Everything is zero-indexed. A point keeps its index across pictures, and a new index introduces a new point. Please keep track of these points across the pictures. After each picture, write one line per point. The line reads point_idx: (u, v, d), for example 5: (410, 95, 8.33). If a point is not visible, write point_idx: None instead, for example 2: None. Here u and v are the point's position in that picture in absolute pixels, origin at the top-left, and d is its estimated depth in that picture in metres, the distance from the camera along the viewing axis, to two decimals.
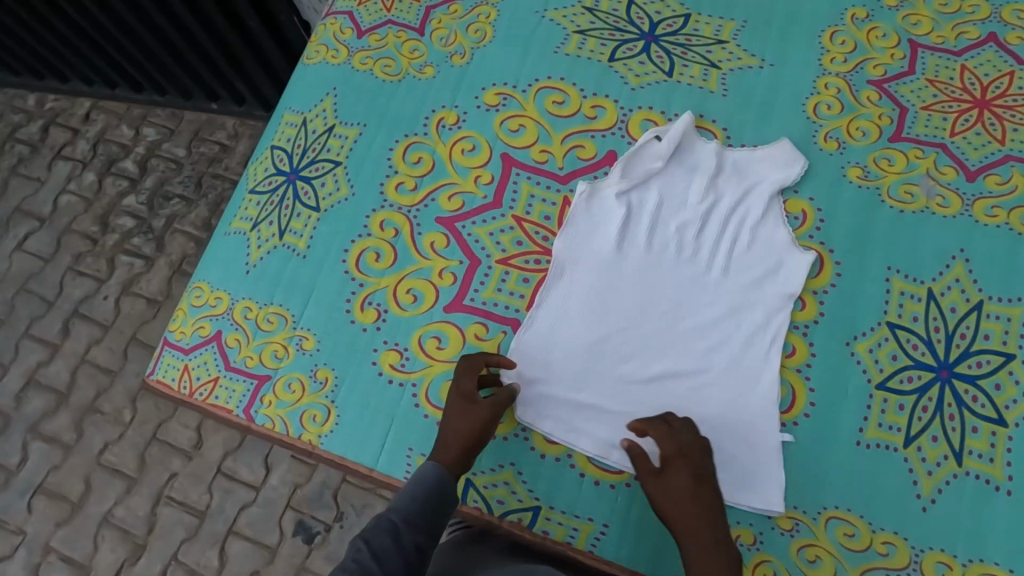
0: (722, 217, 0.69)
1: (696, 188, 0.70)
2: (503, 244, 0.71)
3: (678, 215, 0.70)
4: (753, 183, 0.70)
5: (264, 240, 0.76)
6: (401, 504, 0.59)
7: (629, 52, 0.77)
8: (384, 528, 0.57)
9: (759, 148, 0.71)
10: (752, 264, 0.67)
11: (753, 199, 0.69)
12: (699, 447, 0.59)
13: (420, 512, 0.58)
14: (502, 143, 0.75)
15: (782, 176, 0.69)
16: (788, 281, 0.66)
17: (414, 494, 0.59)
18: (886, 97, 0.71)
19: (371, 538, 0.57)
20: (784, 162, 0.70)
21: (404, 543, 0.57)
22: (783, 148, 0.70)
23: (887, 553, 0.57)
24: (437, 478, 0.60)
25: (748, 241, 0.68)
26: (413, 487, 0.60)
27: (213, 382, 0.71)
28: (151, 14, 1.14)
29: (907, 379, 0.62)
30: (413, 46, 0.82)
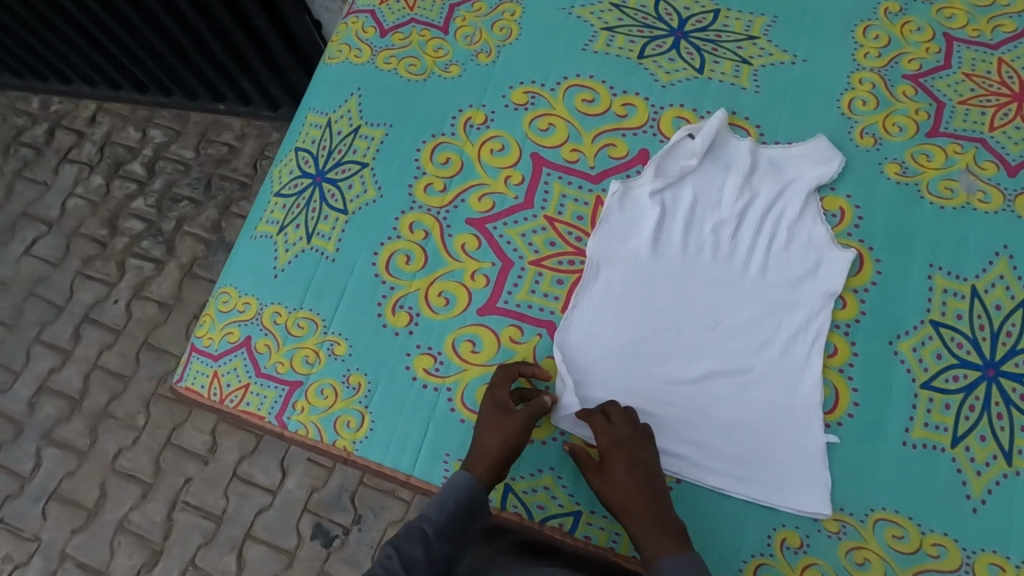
0: (758, 215, 0.68)
1: (731, 186, 0.69)
2: (536, 245, 0.70)
3: (714, 214, 0.69)
4: (789, 180, 0.69)
5: (292, 244, 0.75)
6: (433, 514, 0.58)
7: (658, 49, 0.76)
8: (416, 537, 0.56)
9: (795, 145, 0.70)
10: (791, 263, 0.66)
11: (790, 196, 0.68)
12: (632, 434, 0.60)
13: (452, 522, 0.58)
14: (532, 142, 0.74)
15: (819, 173, 0.68)
16: (828, 279, 0.65)
17: (446, 503, 0.59)
18: (923, 91, 0.70)
19: (401, 545, 0.55)
20: (821, 159, 0.69)
21: (434, 554, 0.56)
22: (819, 145, 0.69)
23: (938, 555, 0.57)
24: (469, 488, 0.59)
25: (786, 240, 0.67)
26: (444, 496, 0.59)
27: (244, 389, 0.70)
28: (154, 11, 1.12)
29: (952, 378, 0.61)
30: (438, 45, 0.81)
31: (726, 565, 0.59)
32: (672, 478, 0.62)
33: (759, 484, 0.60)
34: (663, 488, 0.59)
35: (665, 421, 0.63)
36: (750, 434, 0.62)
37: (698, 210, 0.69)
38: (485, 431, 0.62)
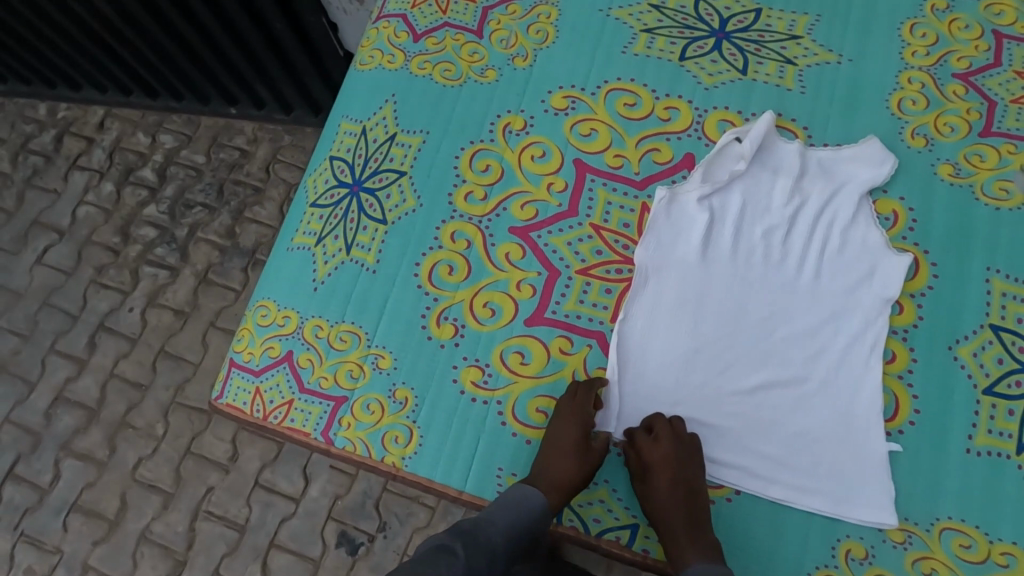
0: (811, 220, 0.67)
1: (782, 190, 0.68)
2: (582, 254, 0.69)
3: (764, 220, 0.68)
4: (841, 184, 0.67)
5: (331, 256, 0.74)
6: (500, 525, 0.58)
7: (700, 50, 0.75)
8: (483, 544, 0.56)
9: (847, 147, 0.69)
10: (845, 268, 0.65)
11: (842, 199, 0.67)
12: (671, 452, 0.59)
13: (516, 537, 0.58)
14: (574, 148, 0.73)
15: (871, 176, 0.67)
16: (885, 284, 0.64)
17: (514, 520, 0.59)
18: (973, 90, 0.69)
19: (469, 546, 0.55)
20: (874, 160, 0.67)
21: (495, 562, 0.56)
22: (871, 146, 0.68)
23: (1007, 564, 0.56)
24: (541, 512, 0.60)
25: (839, 245, 0.66)
26: (514, 514, 0.59)
27: (287, 405, 0.69)
28: (166, 12, 1.10)
29: (1015, 383, 0.60)
30: (473, 49, 0.79)
31: None
32: (730, 490, 0.61)
33: (822, 495, 0.59)
34: (702, 501, 0.60)
35: (722, 433, 0.62)
36: (811, 444, 0.61)
37: (748, 214, 0.68)
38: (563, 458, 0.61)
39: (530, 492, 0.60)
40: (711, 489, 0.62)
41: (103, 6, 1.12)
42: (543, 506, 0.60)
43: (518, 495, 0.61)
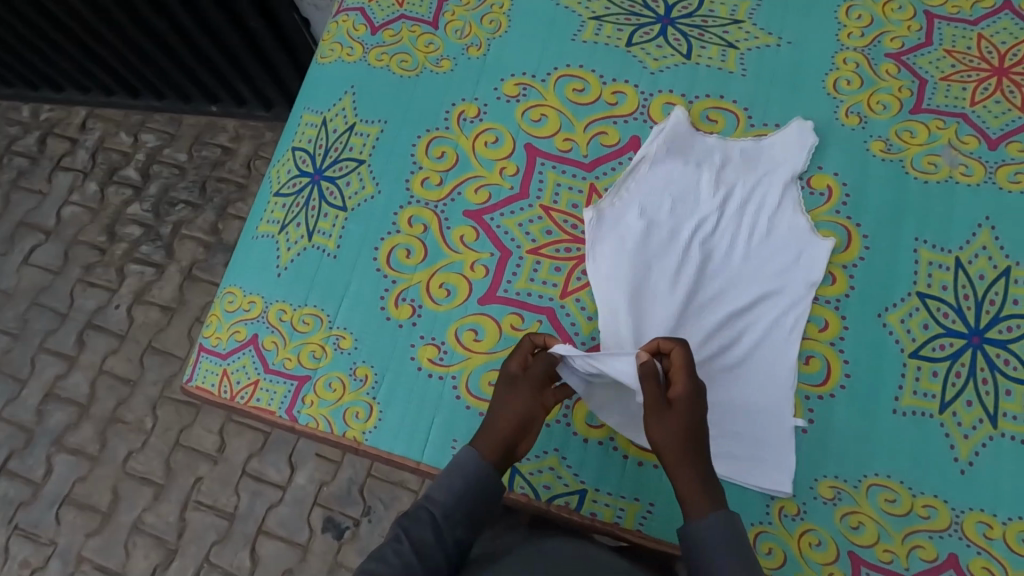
0: (740, 207, 0.69)
1: (707, 182, 0.70)
2: (533, 234, 0.72)
3: (696, 212, 0.69)
4: (765, 172, 0.70)
5: (293, 242, 0.77)
6: (440, 497, 0.56)
7: (646, 37, 0.78)
8: (425, 522, 0.54)
9: (772, 134, 0.72)
10: (774, 252, 0.68)
11: (767, 186, 0.70)
12: (694, 390, 0.54)
13: (460, 506, 0.56)
14: (525, 133, 0.76)
15: (796, 161, 0.70)
16: (812, 267, 0.66)
17: (454, 487, 0.56)
18: (905, 69, 0.72)
19: (411, 528, 0.54)
20: (795, 148, 0.70)
21: (446, 539, 0.55)
22: (788, 135, 0.71)
23: (929, 516, 0.59)
24: (481, 470, 0.57)
25: (767, 230, 0.68)
26: (452, 480, 0.57)
27: (253, 385, 0.72)
28: (145, 14, 1.13)
29: (939, 346, 0.63)
30: (429, 41, 0.82)
31: None
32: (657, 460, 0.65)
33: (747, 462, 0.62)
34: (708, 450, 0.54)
35: None
36: (744, 415, 0.63)
37: (679, 200, 0.70)
38: (502, 409, 0.59)
39: (468, 453, 0.58)
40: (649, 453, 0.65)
41: (83, 11, 1.15)
42: (482, 464, 0.57)
43: (458, 459, 0.58)
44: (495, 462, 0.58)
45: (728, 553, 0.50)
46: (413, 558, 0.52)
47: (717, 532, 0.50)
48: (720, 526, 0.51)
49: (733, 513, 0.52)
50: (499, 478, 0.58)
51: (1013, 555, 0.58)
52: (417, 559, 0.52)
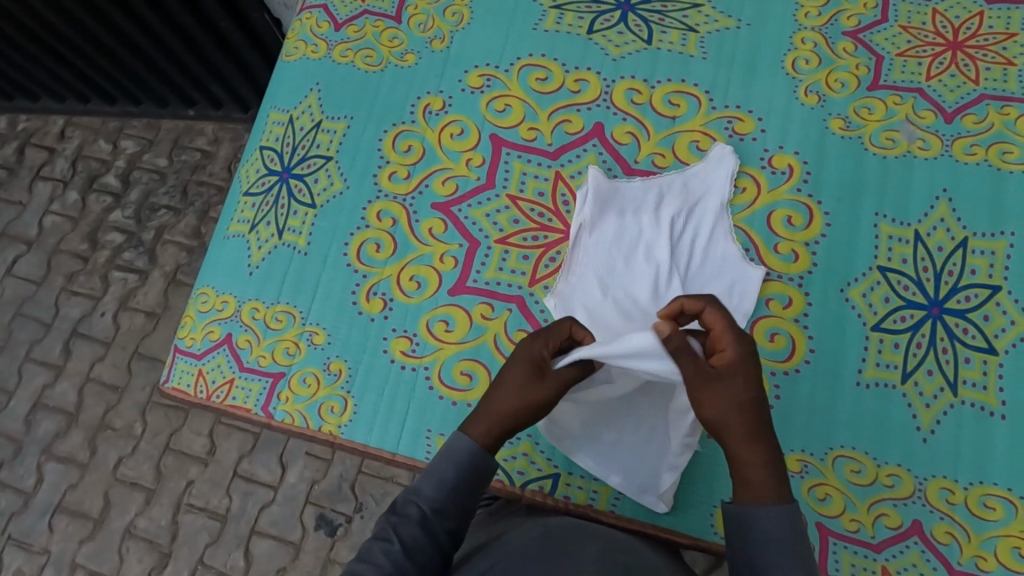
0: (678, 240, 0.68)
1: (648, 225, 0.69)
2: (500, 224, 0.73)
3: (646, 255, 0.67)
4: (696, 202, 0.69)
5: (264, 241, 0.77)
6: (428, 491, 0.55)
7: (606, 24, 0.78)
8: (414, 519, 0.54)
9: (694, 164, 0.71)
10: (708, 282, 0.66)
11: (700, 216, 0.69)
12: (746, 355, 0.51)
13: (451, 498, 0.55)
14: (490, 124, 0.76)
15: (722, 190, 0.69)
16: (742, 298, 0.66)
17: (444, 477, 0.56)
18: (862, 46, 0.73)
19: (400, 525, 0.54)
20: (724, 173, 0.70)
21: (436, 530, 0.54)
22: (709, 163, 0.70)
23: (893, 485, 0.61)
24: (471, 455, 0.56)
25: (701, 260, 0.67)
26: (442, 470, 0.56)
27: (229, 384, 0.73)
28: (111, 15, 1.10)
29: (900, 318, 0.64)
30: (392, 35, 0.82)
31: (698, 512, 0.63)
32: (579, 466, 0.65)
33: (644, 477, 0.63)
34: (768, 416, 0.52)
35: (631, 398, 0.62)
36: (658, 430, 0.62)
37: (620, 245, 0.69)
38: (505, 393, 0.56)
39: (460, 438, 0.57)
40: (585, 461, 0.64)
41: (45, 11, 1.12)
42: (473, 448, 0.56)
43: (449, 443, 0.57)
44: (489, 444, 0.57)
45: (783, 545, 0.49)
46: (402, 559, 0.52)
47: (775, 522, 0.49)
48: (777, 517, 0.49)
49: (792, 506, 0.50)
50: (494, 457, 0.58)
51: (975, 518, 0.59)
52: (407, 559, 0.52)
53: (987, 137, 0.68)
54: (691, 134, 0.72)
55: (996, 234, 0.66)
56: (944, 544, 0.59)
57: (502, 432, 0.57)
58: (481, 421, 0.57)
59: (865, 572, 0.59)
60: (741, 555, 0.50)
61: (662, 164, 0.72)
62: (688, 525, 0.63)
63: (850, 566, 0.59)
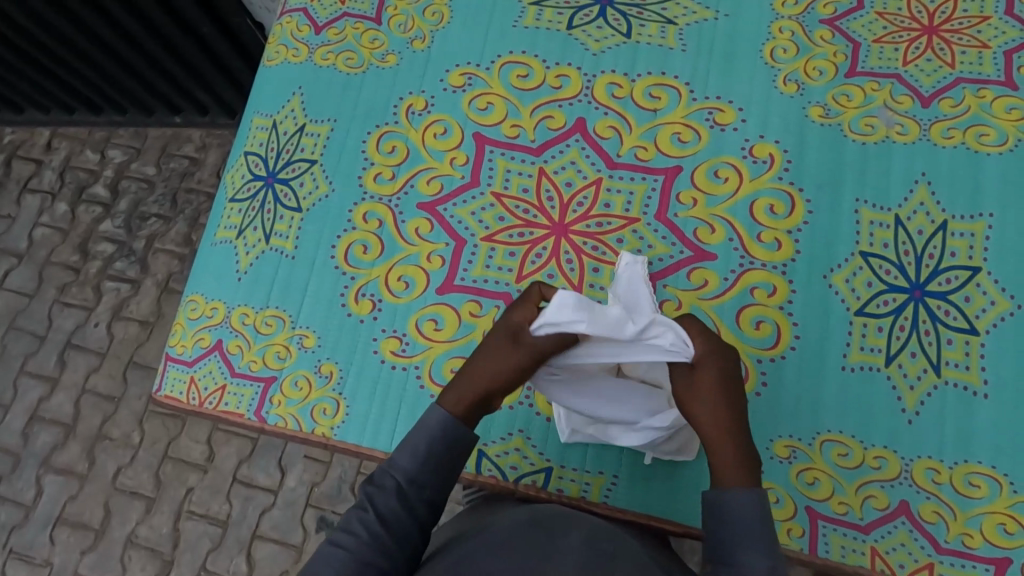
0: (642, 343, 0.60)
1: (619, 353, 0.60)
2: (486, 222, 0.73)
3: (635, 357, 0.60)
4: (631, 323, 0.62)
5: (252, 246, 0.77)
6: (402, 462, 0.56)
7: (586, 18, 0.78)
8: (390, 490, 0.55)
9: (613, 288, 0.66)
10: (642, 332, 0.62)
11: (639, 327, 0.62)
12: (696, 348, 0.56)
13: (426, 469, 0.56)
14: (472, 123, 0.77)
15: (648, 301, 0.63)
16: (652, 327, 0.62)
17: (418, 449, 0.56)
18: (839, 34, 0.73)
19: (376, 497, 0.54)
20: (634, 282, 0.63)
21: (414, 502, 0.55)
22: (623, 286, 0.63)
23: (880, 467, 0.61)
24: (444, 425, 0.57)
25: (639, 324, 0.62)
26: (417, 441, 0.57)
27: (221, 390, 0.73)
28: (89, 21, 1.08)
29: (883, 302, 0.65)
30: (373, 36, 0.83)
31: (687, 500, 0.64)
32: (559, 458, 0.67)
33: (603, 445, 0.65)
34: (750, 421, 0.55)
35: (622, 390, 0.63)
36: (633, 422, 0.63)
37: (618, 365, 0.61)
38: (483, 363, 0.59)
39: (431, 408, 0.58)
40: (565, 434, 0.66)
41: (14, 15, 1.08)
42: (445, 418, 0.57)
43: (425, 415, 0.59)
44: (463, 413, 0.58)
45: (762, 537, 0.49)
46: (379, 529, 0.53)
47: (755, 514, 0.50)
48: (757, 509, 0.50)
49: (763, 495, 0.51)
50: (469, 427, 0.58)
51: (960, 497, 0.60)
52: (383, 531, 0.53)
53: (963, 120, 0.69)
54: (672, 126, 0.73)
55: (975, 215, 0.66)
56: (930, 523, 0.60)
57: (480, 404, 0.59)
58: (455, 391, 0.59)
59: (854, 554, 0.60)
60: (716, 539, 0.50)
61: (645, 157, 0.72)
62: (679, 513, 0.64)
63: (840, 548, 0.60)
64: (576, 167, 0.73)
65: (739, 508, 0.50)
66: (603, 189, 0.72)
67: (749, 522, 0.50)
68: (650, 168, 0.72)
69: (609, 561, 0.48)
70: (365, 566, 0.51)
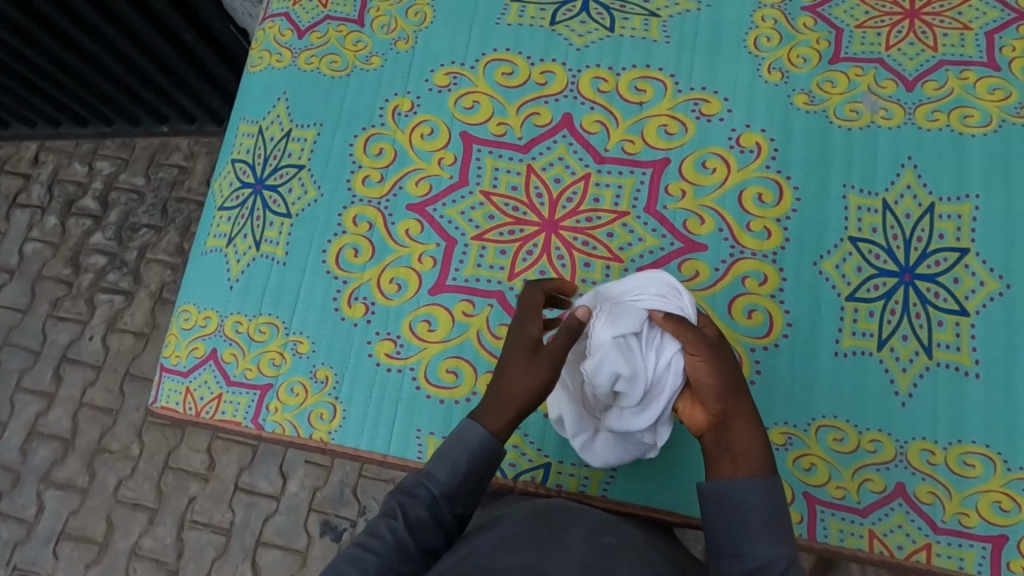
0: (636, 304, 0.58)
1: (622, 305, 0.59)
2: (476, 221, 0.73)
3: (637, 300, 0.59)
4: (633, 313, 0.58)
5: (242, 254, 0.77)
6: (440, 475, 0.55)
7: (569, 14, 0.78)
8: (423, 499, 0.54)
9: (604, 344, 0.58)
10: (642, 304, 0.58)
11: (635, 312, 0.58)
12: (693, 336, 0.54)
13: (461, 483, 0.55)
14: (459, 122, 0.76)
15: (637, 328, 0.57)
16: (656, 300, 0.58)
17: (456, 463, 0.55)
18: (822, 21, 0.73)
19: (407, 505, 0.54)
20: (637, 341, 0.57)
21: (444, 515, 0.54)
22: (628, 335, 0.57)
23: (875, 450, 0.62)
24: (484, 443, 0.56)
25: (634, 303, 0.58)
26: (454, 455, 0.56)
27: (217, 399, 0.73)
28: (72, 34, 1.08)
29: (873, 287, 0.65)
30: (356, 39, 0.82)
31: (688, 490, 0.64)
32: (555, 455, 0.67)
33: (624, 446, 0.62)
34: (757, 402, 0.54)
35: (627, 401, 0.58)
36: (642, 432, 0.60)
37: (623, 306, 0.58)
38: (514, 377, 0.57)
39: (472, 423, 0.57)
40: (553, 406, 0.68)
41: None
42: (486, 436, 0.56)
43: (462, 428, 0.58)
44: (500, 433, 0.57)
45: (765, 520, 0.49)
46: (405, 537, 0.52)
47: (756, 497, 0.49)
48: (758, 492, 0.49)
49: (772, 480, 0.50)
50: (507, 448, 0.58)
51: (955, 476, 0.61)
52: (410, 538, 0.52)
53: (947, 102, 0.69)
54: (659, 119, 0.73)
55: (961, 197, 0.67)
56: (927, 504, 0.60)
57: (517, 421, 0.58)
58: (494, 408, 0.57)
59: (852, 537, 0.60)
60: (725, 527, 0.49)
61: (632, 151, 0.72)
62: (678, 504, 0.64)
63: (838, 533, 0.60)
64: (564, 162, 0.73)
65: (738, 492, 0.49)
66: (591, 184, 0.72)
67: (749, 506, 0.49)
68: (638, 161, 0.72)
69: (611, 552, 0.48)
70: (389, 573, 0.50)
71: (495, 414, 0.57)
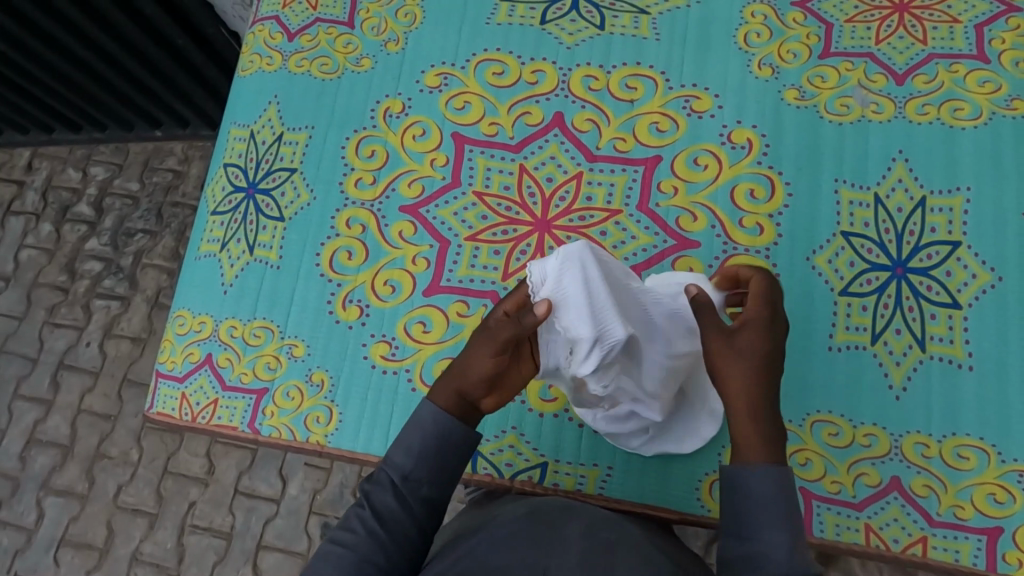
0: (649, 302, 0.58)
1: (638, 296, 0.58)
2: (469, 221, 0.73)
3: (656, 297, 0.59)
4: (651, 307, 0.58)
5: (236, 258, 0.77)
6: (398, 459, 0.55)
7: (559, 12, 0.78)
8: (386, 486, 0.54)
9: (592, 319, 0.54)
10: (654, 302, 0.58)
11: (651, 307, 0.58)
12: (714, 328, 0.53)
13: (420, 465, 0.54)
14: (450, 123, 0.76)
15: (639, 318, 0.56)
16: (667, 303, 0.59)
17: (411, 445, 0.55)
18: (811, 16, 0.73)
19: (372, 493, 0.54)
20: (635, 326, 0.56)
21: (409, 499, 0.54)
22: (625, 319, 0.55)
23: (870, 444, 0.62)
24: (435, 421, 0.55)
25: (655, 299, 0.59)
26: (409, 439, 0.55)
27: (213, 405, 0.73)
28: (63, 40, 1.07)
29: (866, 281, 0.66)
30: (346, 41, 0.82)
31: (686, 486, 0.65)
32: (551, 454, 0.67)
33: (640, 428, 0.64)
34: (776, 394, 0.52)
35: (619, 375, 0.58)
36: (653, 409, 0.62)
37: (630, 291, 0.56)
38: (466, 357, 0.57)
39: (424, 404, 0.57)
40: (548, 405, 0.68)
41: None
42: (435, 414, 0.56)
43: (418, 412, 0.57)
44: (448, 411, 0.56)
45: (772, 511, 0.48)
46: (375, 526, 0.52)
47: (762, 487, 0.49)
48: (767, 484, 0.49)
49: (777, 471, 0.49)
50: (465, 426, 0.56)
51: (950, 470, 0.61)
52: (380, 528, 0.52)
53: (938, 96, 0.69)
54: (650, 116, 0.73)
55: (952, 190, 0.67)
56: (922, 497, 0.60)
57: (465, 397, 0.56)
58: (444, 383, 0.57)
59: (849, 531, 0.61)
60: (733, 518, 0.49)
61: (624, 149, 0.72)
62: (675, 501, 0.64)
63: (834, 527, 0.61)
64: (556, 162, 0.73)
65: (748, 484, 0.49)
66: (584, 182, 0.72)
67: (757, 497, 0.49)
68: (630, 159, 0.72)
69: (609, 547, 0.49)
70: (365, 564, 0.50)
71: (442, 386, 0.57)
